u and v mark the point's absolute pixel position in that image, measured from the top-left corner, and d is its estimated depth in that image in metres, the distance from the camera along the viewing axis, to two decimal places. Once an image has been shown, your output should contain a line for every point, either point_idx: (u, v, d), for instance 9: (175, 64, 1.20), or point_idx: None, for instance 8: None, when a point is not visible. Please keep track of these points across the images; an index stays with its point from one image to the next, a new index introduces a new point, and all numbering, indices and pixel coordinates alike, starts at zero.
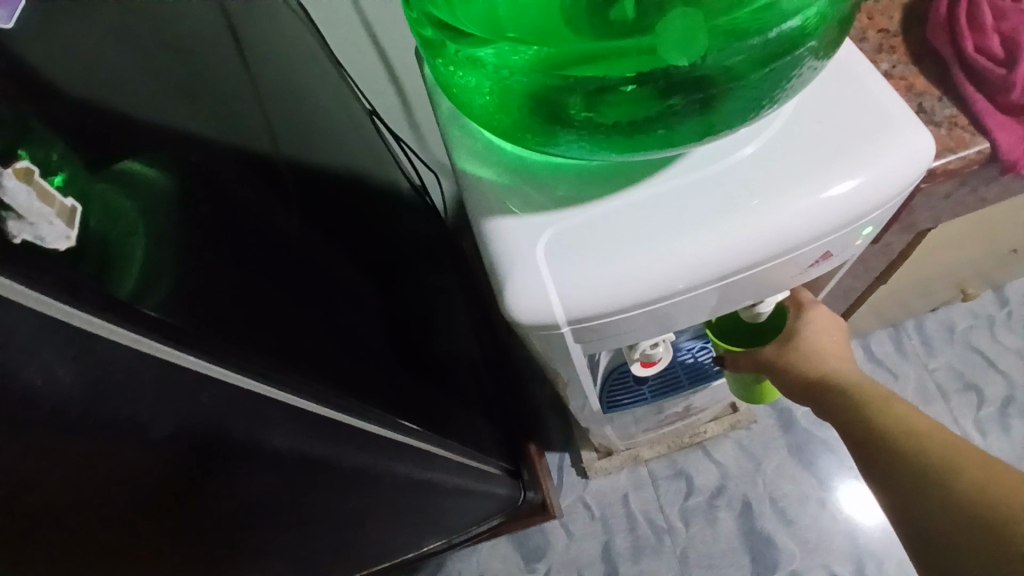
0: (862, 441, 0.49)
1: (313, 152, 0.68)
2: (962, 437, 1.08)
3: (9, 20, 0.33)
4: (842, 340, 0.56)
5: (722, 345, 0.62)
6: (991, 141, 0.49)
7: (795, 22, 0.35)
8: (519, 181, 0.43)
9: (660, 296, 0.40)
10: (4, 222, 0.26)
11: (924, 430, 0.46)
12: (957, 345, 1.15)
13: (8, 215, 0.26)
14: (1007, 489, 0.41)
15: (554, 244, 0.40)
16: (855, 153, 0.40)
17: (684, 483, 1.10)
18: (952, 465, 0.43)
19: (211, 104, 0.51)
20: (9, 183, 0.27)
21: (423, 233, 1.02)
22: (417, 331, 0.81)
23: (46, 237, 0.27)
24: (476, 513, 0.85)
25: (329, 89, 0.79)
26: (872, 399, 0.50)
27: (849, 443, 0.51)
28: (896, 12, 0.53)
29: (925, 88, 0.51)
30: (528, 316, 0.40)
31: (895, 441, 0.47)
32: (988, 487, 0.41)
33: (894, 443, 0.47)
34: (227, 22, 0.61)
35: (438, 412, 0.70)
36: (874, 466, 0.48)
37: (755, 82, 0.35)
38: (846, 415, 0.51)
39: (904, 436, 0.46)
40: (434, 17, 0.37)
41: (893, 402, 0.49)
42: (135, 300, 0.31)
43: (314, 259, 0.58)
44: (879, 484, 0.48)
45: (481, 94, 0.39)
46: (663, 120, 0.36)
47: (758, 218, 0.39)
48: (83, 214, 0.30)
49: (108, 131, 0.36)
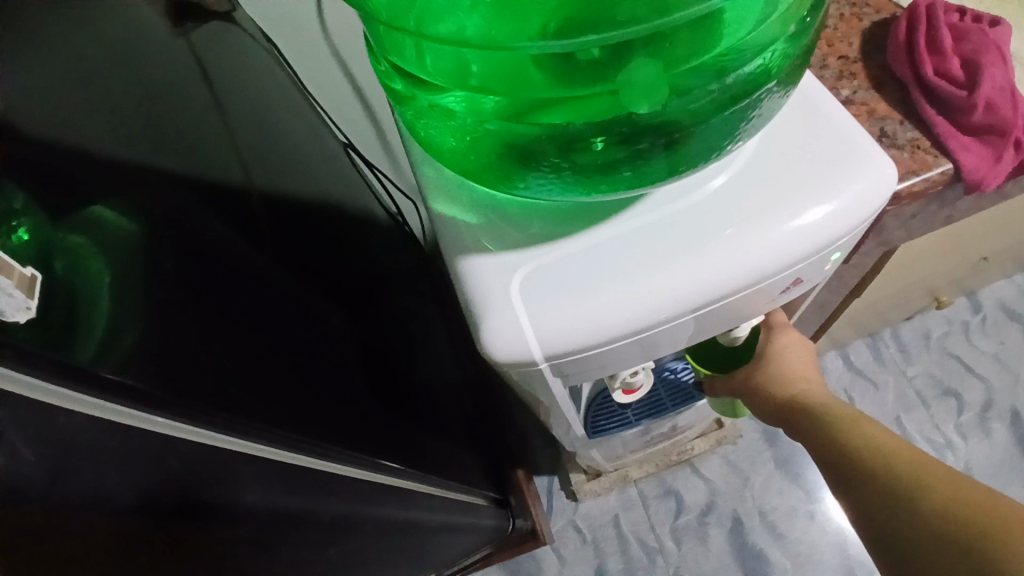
0: (834, 464, 0.49)
1: (288, 190, 0.68)
2: (944, 443, 1.09)
3: None
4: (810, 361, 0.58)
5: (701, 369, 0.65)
6: (953, 162, 0.50)
7: (755, 65, 0.36)
8: (492, 220, 0.43)
9: (636, 331, 0.40)
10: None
11: (891, 449, 0.47)
12: (934, 352, 1.16)
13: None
14: (970, 506, 0.41)
15: (529, 283, 0.40)
16: (820, 182, 0.41)
17: (673, 502, 1.09)
18: (918, 483, 0.44)
19: (182, 149, 0.50)
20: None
21: (401, 261, 1.01)
22: (398, 363, 0.80)
23: (5, 309, 0.26)
24: (464, 545, 0.84)
25: (302, 124, 0.79)
26: (842, 419, 0.51)
27: (823, 467, 0.51)
28: (856, 38, 0.55)
29: (886, 113, 0.52)
30: (505, 355, 0.40)
31: (863, 460, 0.47)
32: (953, 505, 0.42)
33: (863, 461, 0.47)
34: (197, 63, 0.60)
35: (420, 447, 0.69)
36: (847, 489, 0.48)
37: (720, 123, 0.36)
38: (815, 433, 0.52)
39: (871, 454, 0.47)
40: (400, 68, 0.37)
41: (862, 423, 0.50)
42: (97, 365, 0.30)
43: (290, 300, 0.57)
44: (854, 508, 0.48)
45: (450, 141, 0.39)
46: (631, 161, 0.37)
47: (729, 250, 0.40)
48: (43, 281, 0.29)
49: (75, 185, 0.35)
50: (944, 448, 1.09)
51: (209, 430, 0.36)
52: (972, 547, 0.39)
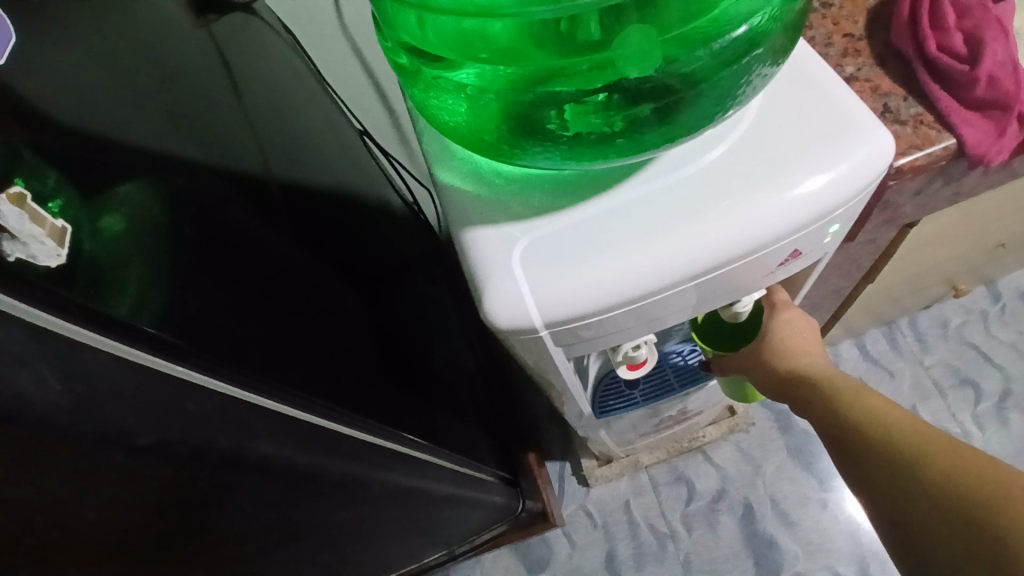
0: (838, 437, 0.50)
1: (305, 173, 0.70)
2: (960, 432, 1.08)
3: None
4: (812, 336, 0.59)
5: (709, 349, 0.65)
6: (957, 137, 0.50)
7: (743, 30, 0.37)
8: (496, 192, 0.44)
9: (636, 298, 0.41)
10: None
11: (894, 419, 0.47)
12: (951, 341, 1.15)
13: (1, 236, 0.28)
14: (972, 474, 0.41)
15: (530, 252, 0.42)
16: (817, 152, 0.41)
17: (685, 488, 1.10)
18: (920, 453, 0.44)
19: (203, 129, 0.52)
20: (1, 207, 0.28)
21: (416, 248, 1.03)
22: (411, 344, 0.82)
23: (37, 255, 0.29)
24: (474, 523, 0.85)
25: (318, 110, 0.81)
26: (843, 392, 0.52)
27: (828, 440, 0.52)
28: (861, 16, 0.55)
29: (890, 89, 0.52)
30: (508, 322, 0.41)
31: (866, 431, 0.48)
32: (955, 473, 0.42)
33: (866, 432, 0.48)
34: (217, 50, 0.63)
35: (432, 422, 0.70)
36: (850, 459, 0.49)
37: (713, 89, 0.37)
38: (818, 404, 0.53)
39: (874, 425, 0.48)
40: (405, 44, 0.39)
41: (864, 395, 0.51)
42: (128, 316, 0.32)
43: (306, 276, 0.59)
44: (857, 477, 0.48)
45: (454, 114, 0.40)
46: (626, 128, 0.38)
47: (726, 218, 0.41)
48: (72, 234, 0.32)
49: (103, 155, 0.37)
50: (960, 437, 1.08)
51: (224, 383, 0.38)
52: (981, 515, 0.39)
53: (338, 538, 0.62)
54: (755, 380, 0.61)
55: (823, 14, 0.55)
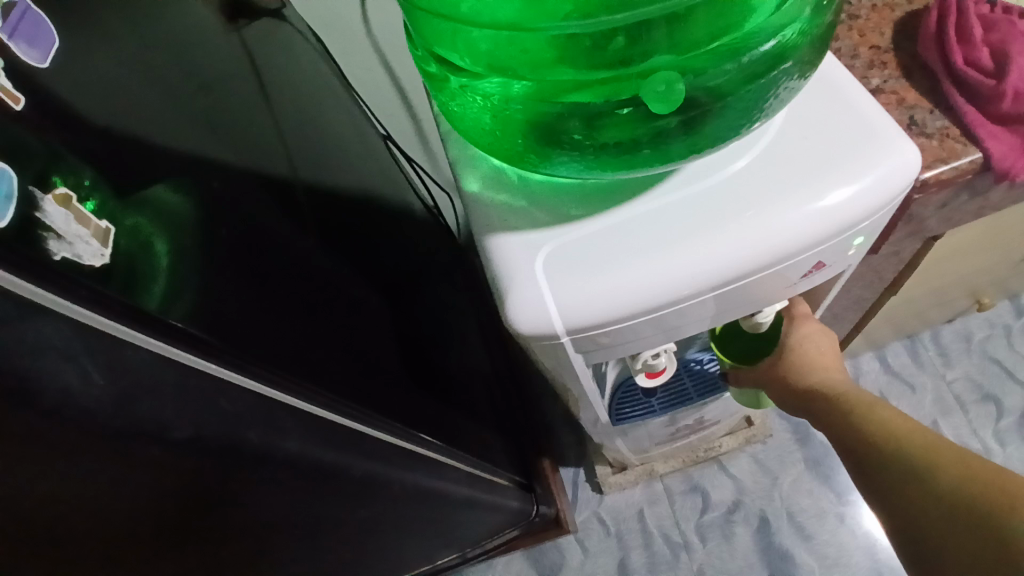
0: (853, 449, 0.50)
1: (330, 176, 0.71)
2: (982, 449, 1.07)
3: (41, 62, 0.34)
4: (831, 350, 0.59)
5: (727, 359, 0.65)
6: (982, 150, 0.50)
7: (772, 44, 0.37)
8: (522, 200, 0.45)
9: (657, 306, 0.42)
10: (44, 241, 0.28)
11: (906, 431, 0.47)
12: (974, 355, 1.14)
13: (49, 235, 0.29)
14: (980, 483, 0.41)
15: (553, 259, 0.42)
16: (843, 163, 0.42)
17: (700, 498, 1.09)
18: (930, 464, 0.44)
19: (234, 132, 0.54)
20: (49, 209, 0.29)
21: (437, 251, 1.04)
22: (430, 347, 0.83)
23: (83, 254, 0.30)
24: (488, 527, 0.86)
25: (344, 114, 0.83)
26: (858, 407, 0.51)
27: (844, 454, 0.52)
28: (887, 28, 0.55)
29: (916, 101, 0.52)
30: (530, 328, 0.42)
31: (879, 444, 0.48)
32: (964, 483, 0.42)
33: (878, 445, 0.48)
34: (247, 55, 0.64)
35: (450, 425, 0.71)
36: (865, 471, 0.49)
37: (739, 101, 0.38)
38: (834, 415, 0.53)
39: (884, 438, 0.48)
40: (435, 53, 0.40)
41: (878, 408, 0.50)
42: (165, 314, 0.33)
43: (331, 277, 0.60)
44: (872, 489, 0.48)
45: (480, 121, 0.41)
46: (651, 139, 0.38)
47: (749, 228, 0.41)
48: (115, 234, 0.33)
49: (142, 158, 0.38)
50: (981, 454, 1.06)
51: (262, 382, 0.39)
52: (989, 524, 0.39)
53: (356, 536, 0.63)
54: (772, 395, 0.60)
55: (849, 25, 0.56)
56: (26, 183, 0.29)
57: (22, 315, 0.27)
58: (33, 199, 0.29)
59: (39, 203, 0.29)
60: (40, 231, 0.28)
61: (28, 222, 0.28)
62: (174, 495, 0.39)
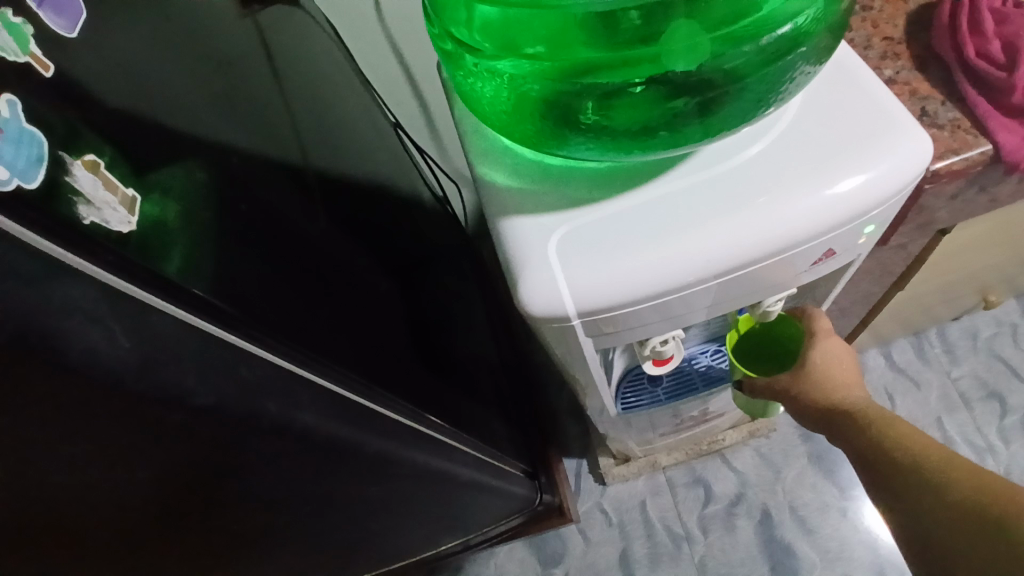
0: (865, 458, 0.51)
1: (342, 161, 0.72)
2: (985, 447, 1.07)
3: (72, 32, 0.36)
4: (851, 365, 0.55)
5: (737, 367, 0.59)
6: (993, 142, 0.50)
7: (788, 28, 0.38)
8: (535, 183, 0.45)
9: (667, 290, 0.42)
10: (74, 205, 0.29)
11: (915, 441, 0.48)
12: (980, 353, 1.14)
13: (79, 200, 0.29)
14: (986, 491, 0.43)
15: (568, 242, 0.42)
16: (858, 150, 0.42)
17: (702, 490, 1.10)
18: (940, 473, 0.45)
19: (249, 114, 0.55)
20: (79, 173, 0.30)
21: (446, 240, 1.05)
22: (439, 334, 0.83)
23: (110, 220, 0.31)
24: (495, 513, 0.86)
25: (356, 100, 0.83)
26: (875, 421, 0.51)
27: (857, 464, 0.52)
28: (901, 20, 0.56)
29: (929, 93, 0.52)
30: (542, 310, 0.42)
31: (892, 453, 0.48)
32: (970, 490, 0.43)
33: (891, 454, 0.48)
34: (261, 40, 0.65)
35: (457, 409, 0.71)
36: (876, 478, 0.50)
37: (756, 84, 0.38)
38: (856, 434, 0.51)
39: (898, 449, 0.48)
40: (454, 33, 0.40)
41: (894, 423, 0.50)
42: (183, 279, 0.33)
43: (343, 260, 0.61)
44: (881, 493, 0.49)
45: (497, 101, 0.41)
46: (667, 122, 0.39)
47: (760, 213, 0.41)
48: (141, 203, 0.34)
49: (161, 136, 0.39)
50: (984, 451, 1.06)
51: (279, 355, 0.39)
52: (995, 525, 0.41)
53: (363, 515, 0.64)
54: (789, 408, 0.56)
55: (863, 17, 0.56)
56: (57, 148, 0.30)
57: (50, 275, 0.28)
58: (62, 163, 0.30)
59: (69, 168, 0.30)
60: (70, 195, 0.29)
61: (58, 185, 0.29)
62: (191, 462, 0.40)
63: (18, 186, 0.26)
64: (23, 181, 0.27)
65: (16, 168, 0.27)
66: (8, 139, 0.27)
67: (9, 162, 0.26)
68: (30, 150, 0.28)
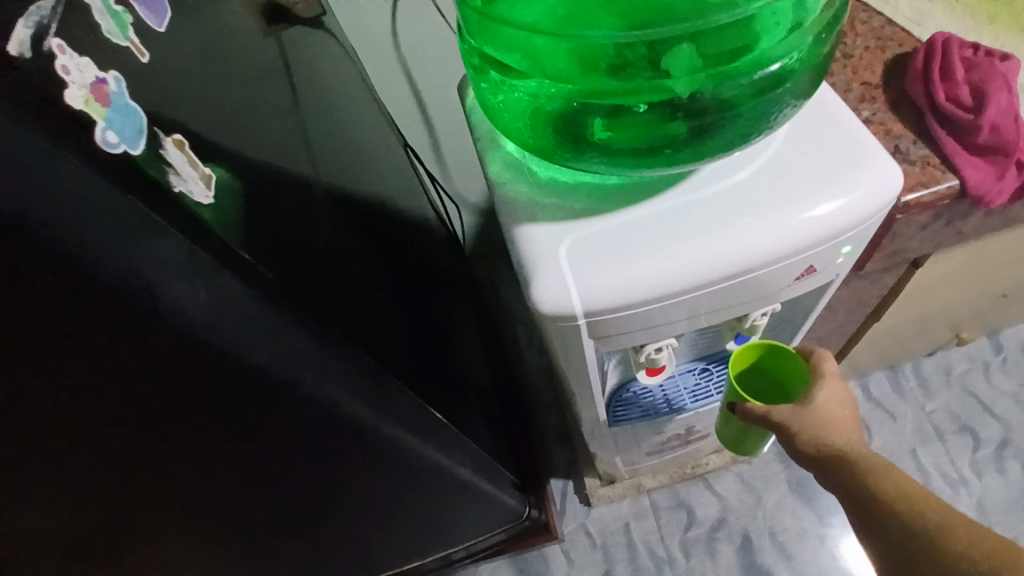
0: (858, 504, 0.48)
1: (354, 175, 0.76)
2: (958, 479, 1.10)
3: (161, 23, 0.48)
4: (849, 412, 0.53)
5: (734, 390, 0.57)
6: (959, 177, 0.55)
7: (778, 66, 0.43)
8: (547, 193, 0.49)
9: (665, 295, 0.46)
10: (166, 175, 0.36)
11: (915, 492, 0.45)
12: (954, 388, 1.18)
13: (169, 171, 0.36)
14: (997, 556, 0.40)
15: (576, 248, 0.46)
16: (837, 177, 0.47)
17: (685, 514, 1.12)
18: (943, 530, 0.43)
19: (273, 125, 0.59)
20: (169, 150, 0.38)
21: (446, 259, 1.09)
22: (437, 346, 0.87)
23: (193, 191, 0.38)
24: (483, 525, 0.88)
25: (370, 120, 0.88)
26: (874, 468, 0.48)
27: (851, 512, 0.49)
28: (878, 66, 0.62)
29: (902, 132, 0.58)
30: (551, 308, 0.46)
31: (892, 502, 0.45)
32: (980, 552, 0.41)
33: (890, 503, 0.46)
34: (282, 59, 0.69)
35: (455, 414, 0.74)
36: (871, 529, 0.47)
37: (748, 113, 0.43)
38: (851, 482, 0.48)
39: (896, 499, 0.45)
40: (483, 50, 0.45)
41: (894, 471, 0.47)
42: (239, 247, 0.39)
43: (354, 263, 0.65)
44: (873, 542, 0.47)
45: (516, 115, 0.46)
46: (669, 142, 0.43)
47: (750, 229, 0.45)
48: (216, 180, 0.42)
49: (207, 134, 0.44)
50: (957, 483, 1.10)
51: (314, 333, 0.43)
52: None
53: None
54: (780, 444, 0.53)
55: (844, 63, 0.62)
56: (152, 126, 0.37)
57: (149, 229, 0.35)
58: (157, 139, 0.37)
59: (163, 145, 0.37)
60: (163, 166, 0.36)
61: (154, 156, 0.35)
62: None
63: (125, 151, 0.33)
64: (129, 147, 0.33)
65: (123, 136, 0.33)
66: (117, 110, 0.34)
67: (118, 130, 0.33)
68: (134, 124, 0.35)
